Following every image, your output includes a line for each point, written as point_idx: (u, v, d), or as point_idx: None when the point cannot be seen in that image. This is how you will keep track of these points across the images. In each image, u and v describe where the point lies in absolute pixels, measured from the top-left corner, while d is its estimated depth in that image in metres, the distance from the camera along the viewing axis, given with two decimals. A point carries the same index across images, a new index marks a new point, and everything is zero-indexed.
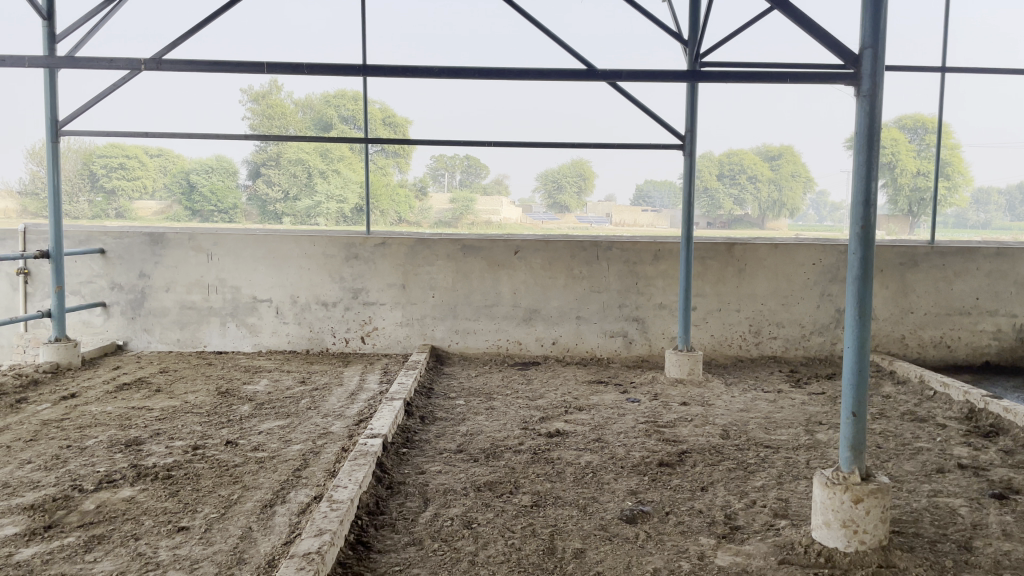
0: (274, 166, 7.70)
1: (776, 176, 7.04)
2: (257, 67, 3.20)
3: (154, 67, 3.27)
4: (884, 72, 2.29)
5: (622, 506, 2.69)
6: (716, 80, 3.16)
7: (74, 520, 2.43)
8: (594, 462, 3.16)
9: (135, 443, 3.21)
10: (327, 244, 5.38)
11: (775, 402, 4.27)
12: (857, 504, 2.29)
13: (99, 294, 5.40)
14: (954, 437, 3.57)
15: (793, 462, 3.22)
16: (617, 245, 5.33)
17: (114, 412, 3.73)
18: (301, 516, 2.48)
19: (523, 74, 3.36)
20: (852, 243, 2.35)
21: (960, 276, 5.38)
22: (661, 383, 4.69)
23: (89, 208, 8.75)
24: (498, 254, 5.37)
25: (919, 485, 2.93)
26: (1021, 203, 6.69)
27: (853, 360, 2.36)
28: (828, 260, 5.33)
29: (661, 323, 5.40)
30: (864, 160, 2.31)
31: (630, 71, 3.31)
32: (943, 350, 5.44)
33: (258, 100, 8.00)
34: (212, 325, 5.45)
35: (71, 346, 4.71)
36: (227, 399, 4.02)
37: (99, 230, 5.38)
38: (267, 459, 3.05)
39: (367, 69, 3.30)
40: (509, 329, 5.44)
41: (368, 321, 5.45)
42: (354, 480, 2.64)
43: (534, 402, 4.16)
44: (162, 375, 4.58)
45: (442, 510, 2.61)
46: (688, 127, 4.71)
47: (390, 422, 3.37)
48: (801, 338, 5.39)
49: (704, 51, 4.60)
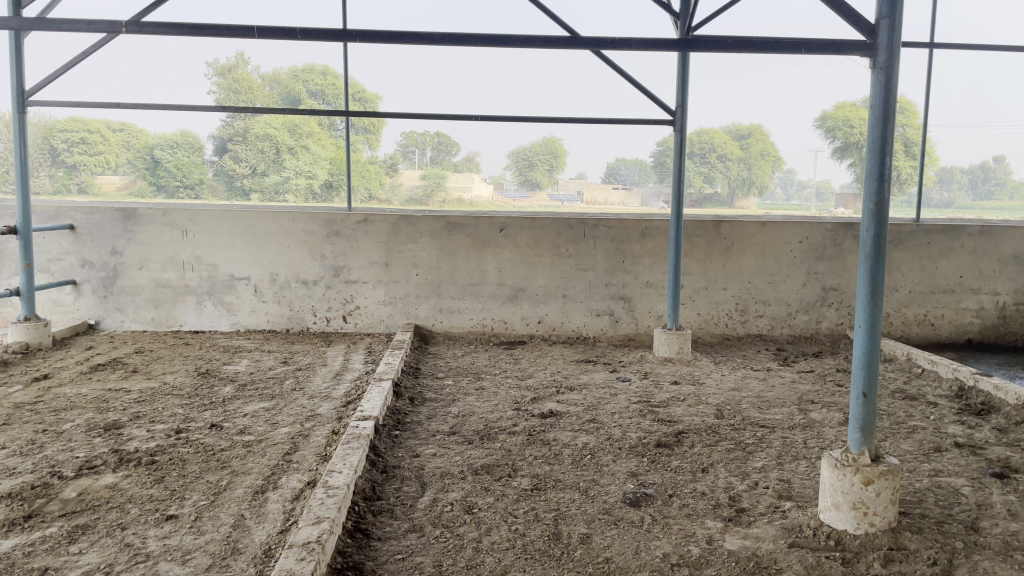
0: (241, 140, 7.43)
1: (745, 155, 7.03)
2: (246, 31, 3.05)
3: (137, 30, 3.11)
4: (902, 44, 2.22)
5: (624, 489, 2.63)
6: (728, 49, 3.05)
7: (55, 509, 2.31)
8: (591, 443, 3.10)
9: (115, 427, 3.08)
10: (308, 221, 5.24)
11: (766, 381, 4.24)
12: (866, 486, 2.25)
13: (69, 272, 5.22)
14: (948, 415, 3.56)
15: (791, 441, 3.19)
16: (604, 223, 5.26)
17: (90, 393, 3.58)
18: (295, 503, 2.38)
19: (523, 42, 3.23)
20: (865, 221, 2.30)
21: (945, 254, 5.39)
22: (649, 362, 4.65)
23: (50, 182, 8.52)
24: (483, 232, 5.27)
25: (920, 465, 2.90)
26: (983, 183, 6.53)
27: (864, 339, 2.31)
28: (815, 238, 5.30)
29: (647, 302, 5.35)
30: (877, 135, 2.25)
31: (637, 40, 3.19)
32: (927, 328, 5.47)
33: (225, 74, 7.85)
34: (188, 304, 5.29)
35: (41, 326, 4.53)
36: (208, 380, 3.89)
37: (69, 206, 5.18)
38: (255, 443, 2.94)
39: (363, 34, 3.14)
40: (494, 308, 5.36)
41: (350, 300, 5.33)
42: (349, 465, 2.55)
43: (524, 382, 4.09)
44: (138, 355, 4.43)
45: (441, 495, 2.53)
46: (679, 103, 4.63)
47: (381, 404, 3.27)
48: (787, 317, 5.38)
49: (696, 24, 4.50)
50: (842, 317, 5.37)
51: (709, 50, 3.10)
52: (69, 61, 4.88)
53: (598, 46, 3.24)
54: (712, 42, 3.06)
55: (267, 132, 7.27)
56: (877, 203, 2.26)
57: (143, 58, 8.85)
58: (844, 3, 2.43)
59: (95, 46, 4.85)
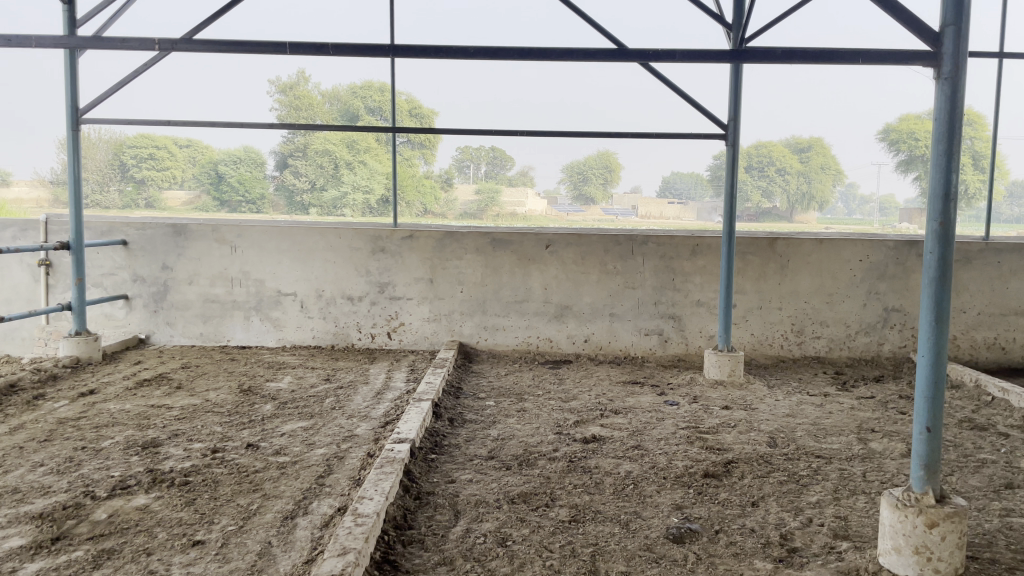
0: (302, 157, 7.36)
1: (808, 169, 6.66)
2: (279, 47, 3.03)
3: (170, 47, 3.13)
4: (969, 52, 2.06)
5: (667, 524, 2.49)
6: (779, 60, 2.92)
7: (85, 531, 2.29)
8: (634, 472, 2.97)
9: (152, 445, 3.07)
10: (353, 237, 5.23)
11: (822, 406, 4.04)
12: (930, 529, 2.08)
13: (121, 286, 5.29)
14: (1020, 448, 3.32)
15: (849, 474, 3.01)
16: (653, 240, 5.12)
17: (133, 410, 3.59)
18: (324, 530, 2.31)
19: (562, 55, 3.14)
20: (930, 242, 2.14)
21: (1017, 274, 5.10)
22: (699, 385, 4.48)
23: (119, 198, 8.42)
24: (528, 248, 5.18)
25: (989, 503, 2.69)
26: None
27: (928, 369, 2.14)
28: (876, 256, 5.07)
29: (698, 321, 5.18)
30: (941, 150, 2.10)
31: (682, 51, 3.08)
32: (997, 352, 5.17)
33: (286, 91, 7.87)
34: (236, 319, 5.32)
35: (91, 340, 4.60)
36: (249, 398, 3.87)
37: (122, 222, 5.26)
38: (289, 465, 2.89)
39: (397, 48, 3.08)
40: (540, 326, 5.26)
41: (394, 317, 5.29)
42: (381, 492, 2.47)
43: (567, 404, 3.96)
44: (183, 371, 4.45)
45: (474, 525, 2.44)
46: (731, 115, 4.48)
47: (419, 426, 3.20)
48: (846, 338, 5.15)
49: (749, 35, 4.36)
50: (906, 339, 5.11)
51: (759, 62, 2.96)
52: (120, 80, 4.96)
53: (640, 58, 3.14)
54: (761, 53, 2.93)
55: (326, 147, 7.24)
56: (942, 223, 2.10)
57: (199, 78, 9.09)
58: (905, 9, 2.28)
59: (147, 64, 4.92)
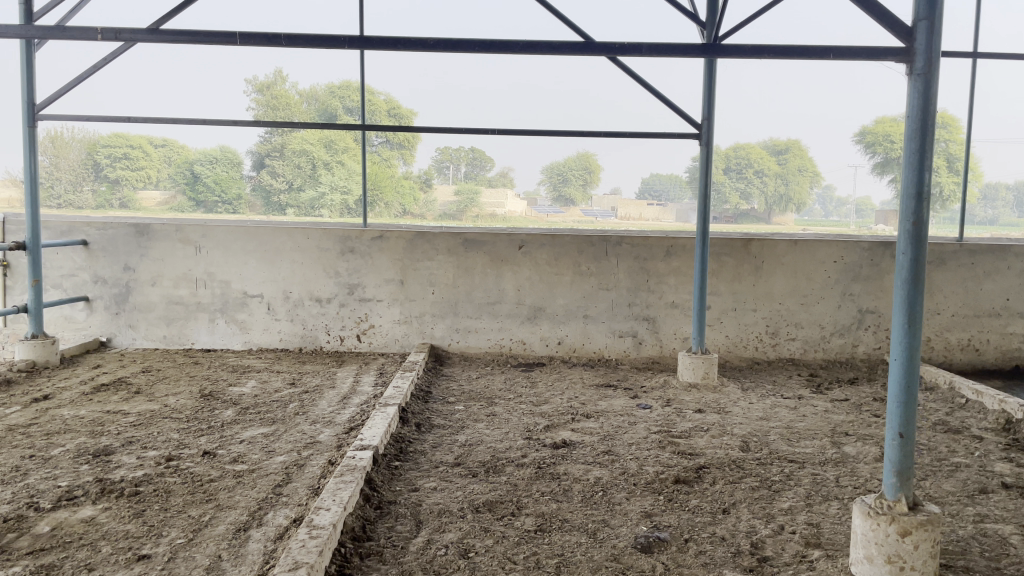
0: (279, 157, 7.19)
1: (782, 170, 6.60)
2: (229, 37, 2.90)
3: (114, 37, 3.00)
4: (941, 47, 2.01)
5: (636, 532, 2.42)
6: (749, 56, 2.86)
7: (24, 545, 2.17)
8: (603, 478, 2.90)
9: (104, 453, 2.95)
10: (322, 237, 5.12)
11: (796, 410, 3.99)
12: (903, 537, 2.02)
13: (82, 288, 5.15)
14: (994, 451, 3.29)
15: (822, 479, 2.95)
16: (627, 240, 5.05)
17: (87, 416, 3.47)
18: (277, 543, 2.21)
19: (527, 48, 3.04)
20: (902, 242, 2.08)
21: (991, 275, 5.09)
22: (673, 388, 4.41)
23: (92, 198, 8.10)
24: (501, 249, 5.10)
25: (963, 509, 2.65)
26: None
27: (901, 372, 2.09)
28: (850, 258, 5.04)
29: (672, 323, 5.12)
30: (914, 149, 2.04)
31: (649, 45, 3.00)
32: (971, 354, 5.16)
33: (263, 91, 7.71)
34: (200, 322, 5.19)
35: (49, 344, 4.46)
36: (210, 403, 3.75)
37: (83, 221, 5.12)
38: (246, 473, 2.79)
39: (353, 40, 2.96)
40: (513, 328, 5.17)
41: (364, 319, 5.18)
42: (339, 501, 2.37)
43: (538, 408, 3.88)
44: (144, 375, 4.32)
45: (436, 536, 2.35)
46: (705, 114, 4.41)
47: (383, 432, 3.11)
48: (821, 340, 5.12)
49: (722, 33, 4.28)
50: (880, 341, 5.09)
51: (730, 57, 2.92)
52: (78, 75, 4.82)
53: (608, 52, 3.05)
54: (732, 47, 2.86)
55: (304, 148, 7.04)
56: (915, 223, 2.04)
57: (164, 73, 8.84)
58: (880, 5, 2.23)
59: (107, 59, 4.79)
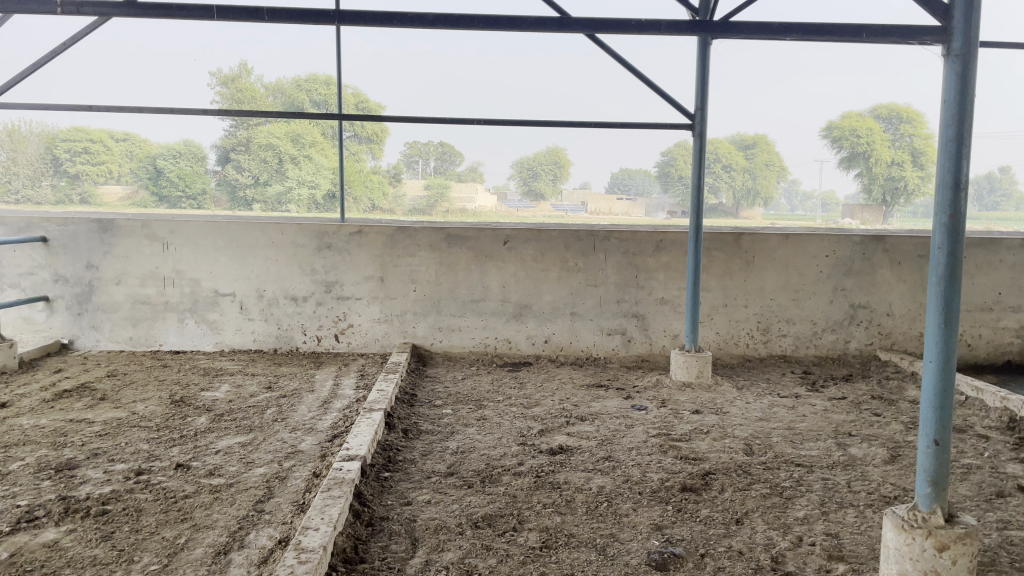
0: (244, 151, 6.78)
1: (752, 165, 6.05)
2: (205, 11, 2.69)
3: (75, 10, 2.77)
4: (981, 24, 1.86)
5: (648, 548, 2.26)
6: (775, 35, 2.73)
7: None
8: (606, 487, 2.74)
9: (67, 468, 2.72)
10: (297, 232, 4.89)
11: (795, 409, 3.86)
12: (940, 552, 1.88)
13: (41, 287, 4.87)
14: (1004, 451, 3.19)
15: (833, 485, 2.82)
16: (615, 235, 4.91)
17: (48, 425, 3.22)
18: (262, 568, 2.02)
19: (533, 25, 2.83)
20: (937, 236, 1.93)
21: (982, 270, 5.02)
22: (667, 387, 4.27)
23: (52, 192, 8.08)
24: (485, 244, 4.92)
25: (984, 515, 2.53)
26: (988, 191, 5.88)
27: (935, 375, 1.94)
28: (842, 252, 4.93)
29: (662, 320, 4.98)
30: (952, 136, 1.90)
31: (667, 22, 2.85)
32: (962, 349, 5.10)
33: (227, 84, 7.20)
34: (169, 322, 4.94)
35: (5, 347, 4.18)
36: (181, 410, 3.52)
37: (42, 216, 4.83)
38: (224, 488, 2.58)
39: (344, 15, 2.73)
40: (497, 326, 5.00)
41: (343, 318, 4.98)
42: (327, 521, 2.17)
43: (530, 411, 3.71)
44: (109, 380, 4.06)
45: (435, 556, 2.17)
46: (698, 105, 4.26)
47: (370, 440, 2.91)
48: (812, 336, 5.01)
49: (717, 16, 4.12)
50: (872, 337, 5.00)
51: (750, 36, 2.77)
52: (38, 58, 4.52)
53: (622, 28, 2.86)
54: (757, 26, 2.71)
55: (270, 142, 6.71)
56: (952, 215, 1.90)
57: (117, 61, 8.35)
58: None
59: (65, 42, 4.48)
